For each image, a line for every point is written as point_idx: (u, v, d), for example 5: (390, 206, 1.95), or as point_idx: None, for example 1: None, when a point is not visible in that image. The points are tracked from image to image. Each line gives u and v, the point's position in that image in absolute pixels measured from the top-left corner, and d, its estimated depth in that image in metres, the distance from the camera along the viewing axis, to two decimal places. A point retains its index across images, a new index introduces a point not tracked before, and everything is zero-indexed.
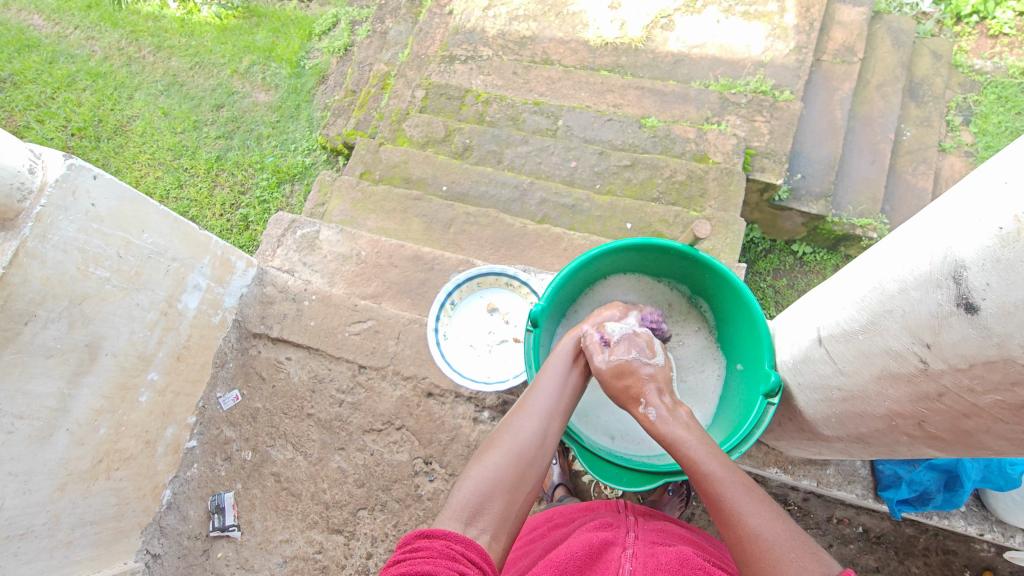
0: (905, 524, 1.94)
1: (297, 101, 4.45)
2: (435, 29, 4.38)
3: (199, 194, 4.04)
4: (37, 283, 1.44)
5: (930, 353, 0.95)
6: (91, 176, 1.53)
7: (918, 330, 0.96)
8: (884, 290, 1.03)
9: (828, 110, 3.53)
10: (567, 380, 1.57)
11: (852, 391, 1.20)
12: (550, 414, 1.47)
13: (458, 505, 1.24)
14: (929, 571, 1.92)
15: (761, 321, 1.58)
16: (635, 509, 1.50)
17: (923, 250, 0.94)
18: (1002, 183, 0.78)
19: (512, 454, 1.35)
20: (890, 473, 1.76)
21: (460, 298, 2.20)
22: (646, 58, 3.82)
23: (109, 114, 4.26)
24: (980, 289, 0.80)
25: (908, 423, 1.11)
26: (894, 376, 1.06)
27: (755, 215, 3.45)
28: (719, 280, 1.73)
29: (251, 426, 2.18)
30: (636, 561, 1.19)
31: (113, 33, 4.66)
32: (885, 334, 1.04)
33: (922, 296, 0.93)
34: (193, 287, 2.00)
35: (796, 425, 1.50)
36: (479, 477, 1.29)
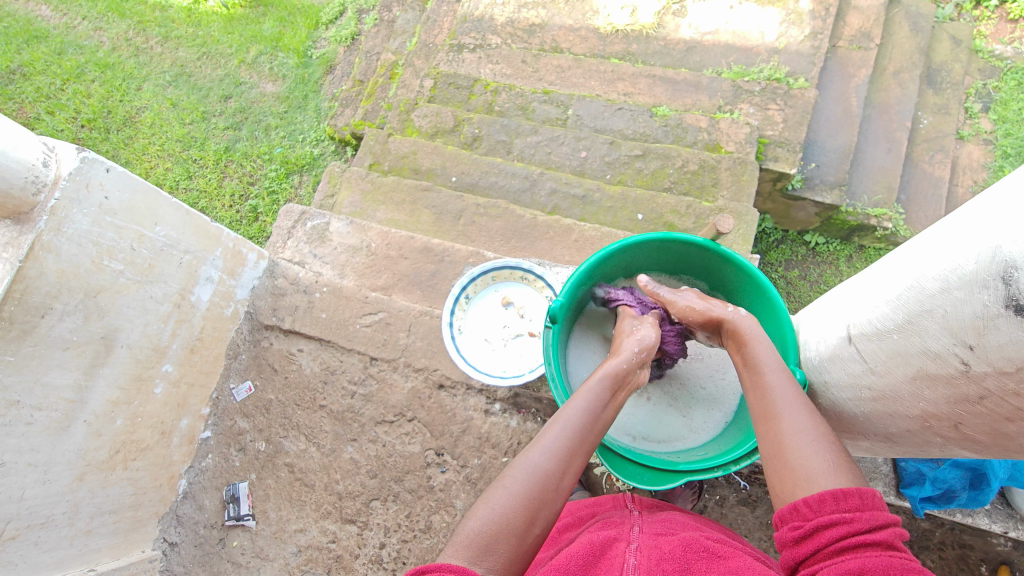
0: (921, 519, 1.91)
1: (305, 91, 4.43)
2: (443, 18, 4.34)
3: (208, 185, 4.05)
4: (52, 276, 1.45)
5: (973, 355, 0.93)
6: (104, 168, 1.53)
7: (961, 332, 0.94)
8: (924, 289, 1.01)
9: (843, 98, 3.47)
10: (599, 413, 1.36)
11: (884, 391, 1.19)
12: (574, 450, 1.28)
13: (462, 541, 1.12)
14: (945, 565, 1.90)
15: (785, 315, 1.55)
16: (642, 502, 1.51)
17: (969, 247, 0.91)
18: None
19: (525, 495, 1.18)
20: (913, 471, 1.75)
21: (475, 292, 2.19)
22: (657, 46, 3.76)
23: (118, 105, 4.27)
24: None
25: (942, 424, 1.10)
26: (932, 377, 1.04)
27: (767, 205, 3.41)
28: (741, 275, 1.71)
29: (264, 418, 2.19)
30: (640, 554, 1.16)
31: (120, 24, 4.65)
32: (924, 334, 1.02)
33: (966, 296, 0.91)
34: (206, 279, 2.00)
35: None
36: (486, 515, 1.15)
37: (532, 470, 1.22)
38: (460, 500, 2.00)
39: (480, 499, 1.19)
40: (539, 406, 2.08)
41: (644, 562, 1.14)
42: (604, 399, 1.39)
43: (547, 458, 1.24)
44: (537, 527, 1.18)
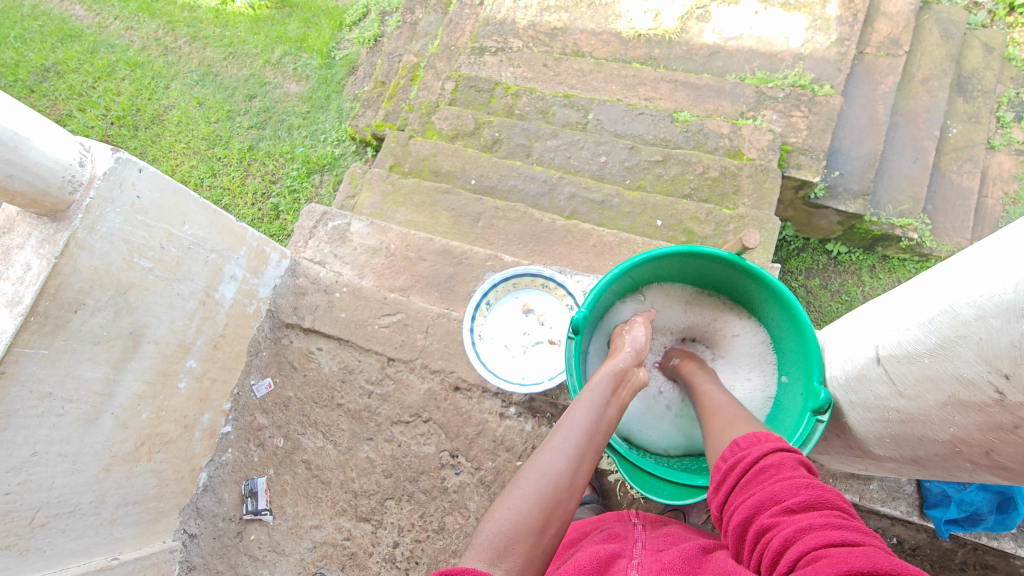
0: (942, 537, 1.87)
1: (328, 91, 4.49)
2: (466, 20, 4.36)
3: (232, 183, 4.12)
4: (86, 272, 1.49)
5: (1009, 384, 0.91)
6: (136, 169, 1.57)
7: (997, 360, 0.92)
8: (958, 314, 0.99)
9: (869, 105, 3.41)
10: (603, 411, 1.38)
11: (912, 414, 1.17)
12: (584, 449, 1.29)
13: (482, 544, 1.11)
14: None
15: (811, 332, 1.54)
16: (646, 517, 1.47)
17: (1006, 274, 0.89)
18: None
19: (540, 494, 1.18)
20: (938, 492, 1.74)
21: (496, 299, 2.20)
22: (680, 50, 3.74)
23: (147, 104, 4.38)
24: None
25: (973, 452, 1.07)
26: (964, 404, 1.02)
27: (788, 213, 3.36)
28: (766, 290, 1.70)
29: (283, 414, 2.23)
30: (642, 567, 1.17)
31: (151, 24, 4.77)
32: (957, 360, 1.01)
33: (1004, 325, 0.89)
34: (230, 277, 2.05)
35: (844, 440, 1.46)
36: (503, 516, 1.14)
37: (545, 469, 1.23)
38: (473, 502, 2.01)
39: (495, 503, 1.19)
40: (555, 411, 2.08)
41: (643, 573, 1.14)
42: (607, 396, 1.42)
43: (558, 457, 1.25)
44: (553, 528, 1.17)
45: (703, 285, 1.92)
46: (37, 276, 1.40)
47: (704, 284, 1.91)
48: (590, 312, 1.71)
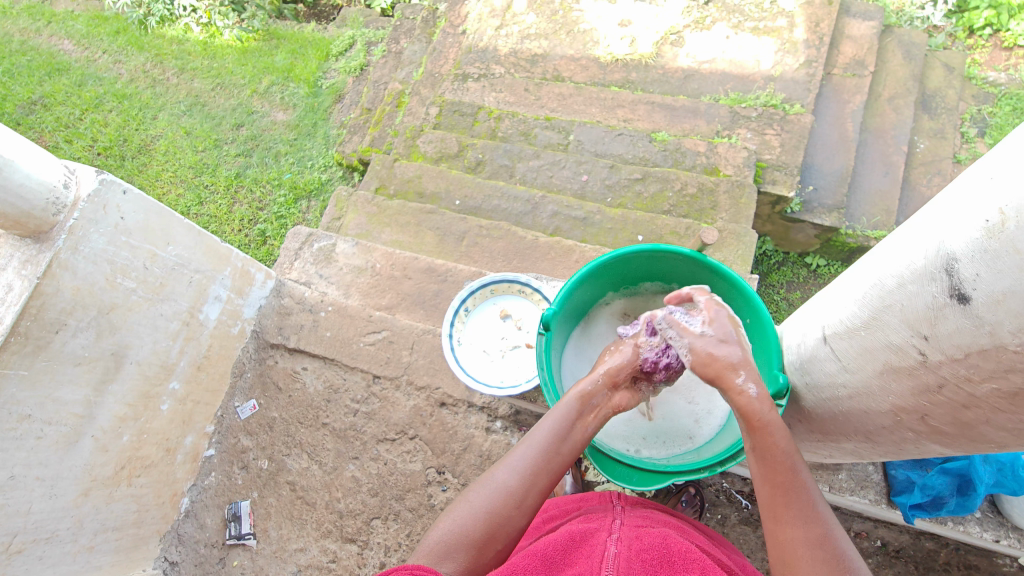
0: (924, 537, 1.89)
1: (315, 119, 4.57)
2: (449, 48, 4.48)
3: (219, 210, 4.15)
4: (69, 292, 1.50)
5: (928, 345, 0.96)
6: (121, 191, 1.59)
7: (916, 323, 0.97)
8: (884, 285, 1.05)
9: (839, 123, 3.54)
10: (568, 432, 1.41)
11: (857, 387, 1.20)
12: (540, 469, 1.34)
13: (425, 550, 1.23)
14: None
15: (769, 325, 1.58)
16: (626, 498, 1.50)
17: (917, 246, 0.96)
18: (990, 179, 0.81)
19: (486, 507, 1.27)
20: (902, 479, 1.72)
21: (474, 305, 2.21)
22: (656, 74, 3.87)
23: (134, 134, 4.42)
24: (971, 280, 0.83)
25: (911, 418, 1.11)
26: (896, 370, 1.06)
27: (766, 227, 3.45)
28: (729, 288, 1.74)
29: (267, 435, 2.21)
30: (620, 543, 1.22)
31: (139, 57, 4.85)
32: (886, 328, 1.05)
33: (919, 289, 0.95)
34: (214, 298, 2.05)
35: (806, 426, 1.49)
36: (448, 527, 1.25)
37: (495, 484, 1.30)
38: None
39: (449, 508, 1.30)
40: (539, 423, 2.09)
41: (623, 550, 1.20)
42: (571, 417, 1.44)
43: (511, 475, 1.31)
44: (500, 542, 1.25)
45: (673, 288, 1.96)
46: (19, 297, 1.41)
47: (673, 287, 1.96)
48: (561, 310, 1.74)
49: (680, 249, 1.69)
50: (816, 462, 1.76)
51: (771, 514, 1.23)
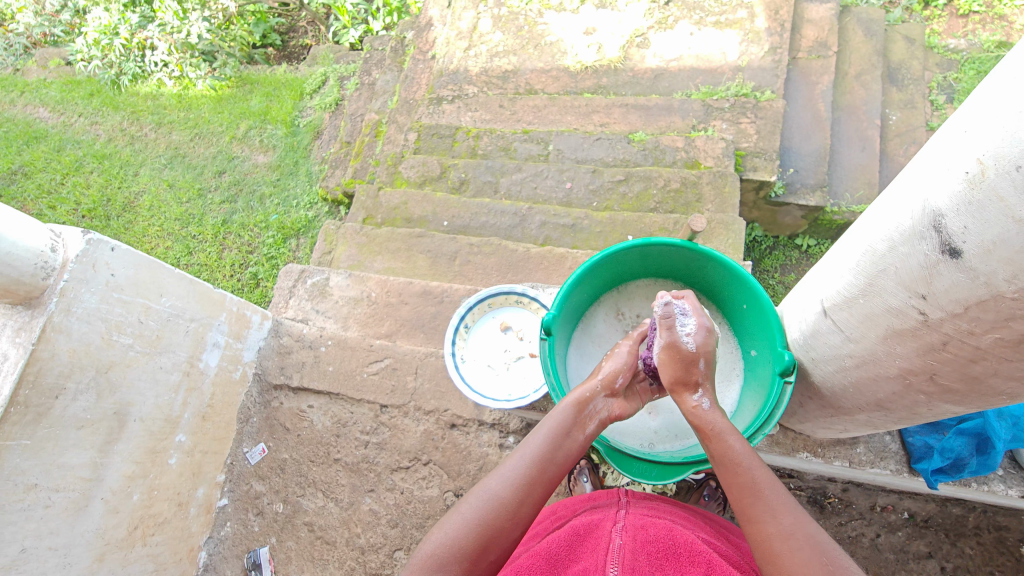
0: (951, 503, 1.88)
1: (295, 158, 4.60)
2: (421, 74, 4.54)
3: (209, 258, 4.15)
4: (65, 355, 1.49)
5: (926, 304, 0.96)
6: (108, 248, 1.59)
7: (912, 284, 0.98)
8: (875, 250, 1.05)
9: (810, 104, 3.60)
10: (562, 441, 1.41)
11: (864, 356, 1.20)
12: (533, 480, 1.33)
13: (418, 562, 1.20)
14: (984, 551, 1.85)
15: (768, 306, 1.58)
16: (635, 493, 1.52)
17: (904, 207, 0.97)
18: (964, 133, 0.84)
19: (479, 517, 1.25)
20: (920, 444, 1.72)
21: (473, 321, 2.20)
22: (626, 76, 3.94)
23: (117, 193, 4.43)
24: (959, 234, 0.84)
25: (920, 380, 1.11)
26: (900, 333, 1.06)
27: (754, 214, 3.48)
28: (724, 273, 1.75)
29: (280, 478, 2.18)
30: (625, 534, 1.29)
31: (115, 116, 4.89)
32: (883, 293, 1.06)
33: (909, 250, 0.96)
34: (213, 344, 2.04)
35: (818, 403, 1.48)
36: (440, 539, 1.23)
37: (488, 493, 1.29)
38: None
39: (441, 520, 1.28)
40: None
41: (628, 544, 1.26)
42: (566, 427, 1.43)
43: (505, 484, 1.30)
44: (494, 553, 1.24)
45: (669, 278, 1.97)
46: (14, 365, 1.39)
47: (669, 277, 1.96)
48: (560, 314, 1.74)
49: (671, 240, 1.70)
50: (832, 439, 1.74)
51: (745, 518, 1.24)
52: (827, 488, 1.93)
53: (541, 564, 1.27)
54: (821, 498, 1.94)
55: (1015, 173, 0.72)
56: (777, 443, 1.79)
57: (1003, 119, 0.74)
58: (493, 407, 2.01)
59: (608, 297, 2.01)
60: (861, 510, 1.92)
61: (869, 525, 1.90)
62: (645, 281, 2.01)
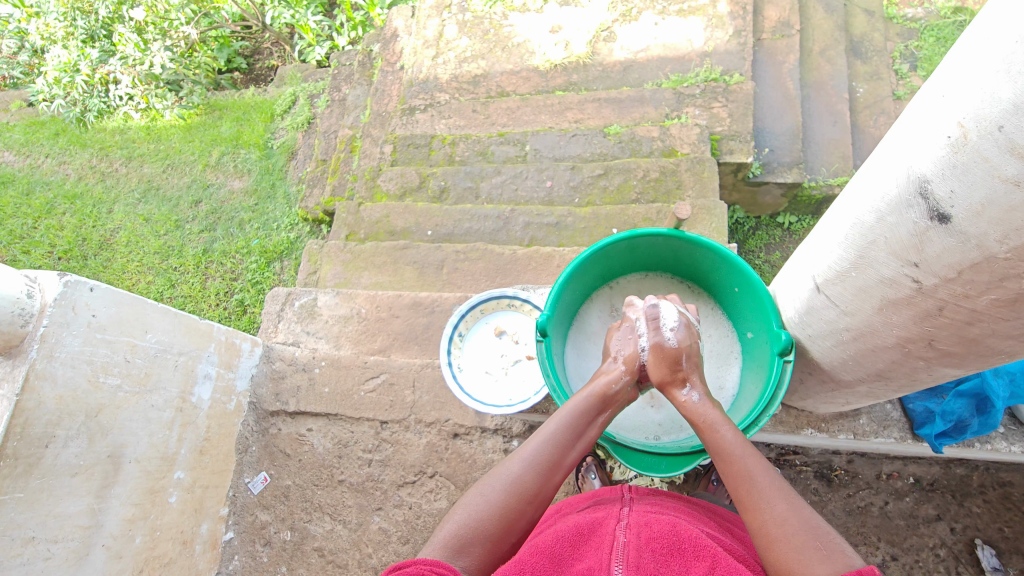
0: (954, 464, 1.90)
1: (272, 180, 4.55)
2: (391, 86, 4.52)
3: (193, 289, 4.08)
4: (52, 402, 1.45)
5: (919, 271, 0.97)
6: (87, 288, 1.55)
7: (903, 252, 0.99)
8: (863, 222, 1.07)
9: (779, 84, 3.64)
10: (585, 430, 1.42)
11: (860, 328, 1.21)
12: (555, 465, 1.33)
13: (439, 543, 1.19)
14: (991, 508, 1.85)
15: (760, 286, 1.59)
16: (638, 489, 1.49)
17: (888, 175, 0.99)
18: (942, 97, 0.86)
19: (503, 496, 1.26)
20: (922, 410, 1.74)
21: (468, 329, 2.19)
22: (596, 71, 3.95)
23: (92, 231, 4.35)
24: (947, 198, 0.85)
25: (919, 346, 1.12)
26: (895, 302, 1.07)
27: (734, 197, 3.51)
28: (713, 257, 1.76)
29: (284, 506, 2.14)
30: (630, 531, 1.23)
31: (83, 154, 4.80)
32: (875, 264, 1.07)
33: (897, 219, 0.97)
34: (204, 377, 2.00)
35: (819, 378, 1.49)
36: (462, 520, 1.23)
37: (511, 473, 1.30)
38: None
39: (462, 500, 1.28)
40: None
41: (633, 540, 1.20)
42: (590, 415, 1.44)
43: (528, 463, 1.31)
44: (515, 536, 1.25)
45: (660, 267, 1.98)
46: None
47: (660, 266, 1.97)
48: (554, 314, 1.74)
49: (657, 229, 1.70)
50: (834, 412, 1.76)
51: (742, 507, 1.23)
52: (833, 461, 1.96)
53: (542, 562, 1.18)
54: (828, 472, 1.96)
55: (998, 133, 0.73)
56: (781, 422, 1.80)
57: (981, 82, 0.76)
58: (495, 414, 2.00)
59: (601, 292, 2.01)
60: (867, 480, 1.93)
61: (877, 494, 1.91)
62: (636, 273, 2.01)
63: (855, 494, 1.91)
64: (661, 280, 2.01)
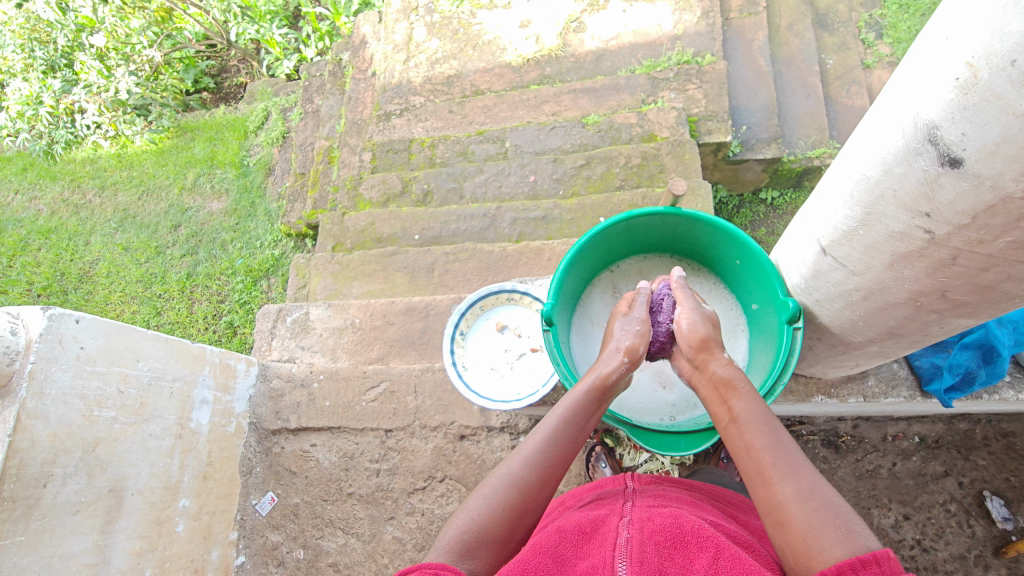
0: (957, 419, 1.93)
1: (251, 199, 4.49)
2: (364, 93, 4.47)
3: (179, 315, 4.01)
4: (46, 441, 1.41)
5: (931, 222, 0.98)
6: (73, 320, 1.51)
7: (914, 204, 0.99)
8: (869, 178, 1.07)
9: (750, 61, 3.67)
10: (585, 421, 1.41)
11: (870, 288, 1.22)
12: (557, 460, 1.32)
13: (444, 548, 1.17)
14: (997, 460, 1.88)
15: (762, 256, 1.60)
16: (642, 478, 1.51)
17: (893, 126, 0.99)
18: (946, 40, 0.85)
19: (505, 497, 1.24)
20: (929, 366, 1.74)
21: (468, 327, 2.16)
22: (569, 63, 3.95)
23: (70, 265, 4.26)
24: (958, 142, 0.85)
25: (932, 299, 1.12)
26: (907, 256, 1.08)
27: (716, 176, 3.53)
28: (711, 231, 1.76)
29: (295, 524, 2.11)
30: (632, 527, 1.20)
31: (54, 187, 4.70)
32: (884, 219, 1.07)
33: (906, 170, 0.97)
34: (201, 401, 1.97)
35: (828, 343, 1.50)
36: (466, 522, 1.21)
37: (512, 472, 1.28)
38: None
39: (465, 503, 1.26)
40: None
41: (636, 534, 1.18)
42: (590, 408, 1.43)
43: (528, 462, 1.29)
44: (520, 533, 1.24)
45: (658, 247, 1.98)
46: None
47: (657, 246, 1.98)
48: (558, 302, 1.73)
49: (653, 208, 1.70)
50: (842, 377, 1.77)
51: (761, 479, 1.19)
52: (839, 428, 1.99)
53: (546, 561, 1.15)
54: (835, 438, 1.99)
55: (1012, 68, 0.73)
56: (790, 392, 1.81)
57: (987, 18, 0.76)
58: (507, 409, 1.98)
59: (601, 277, 2.02)
60: (874, 443, 1.96)
61: (885, 456, 1.94)
62: (634, 254, 2.02)
63: (864, 458, 1.94)
64: (660, 259, 2.02)
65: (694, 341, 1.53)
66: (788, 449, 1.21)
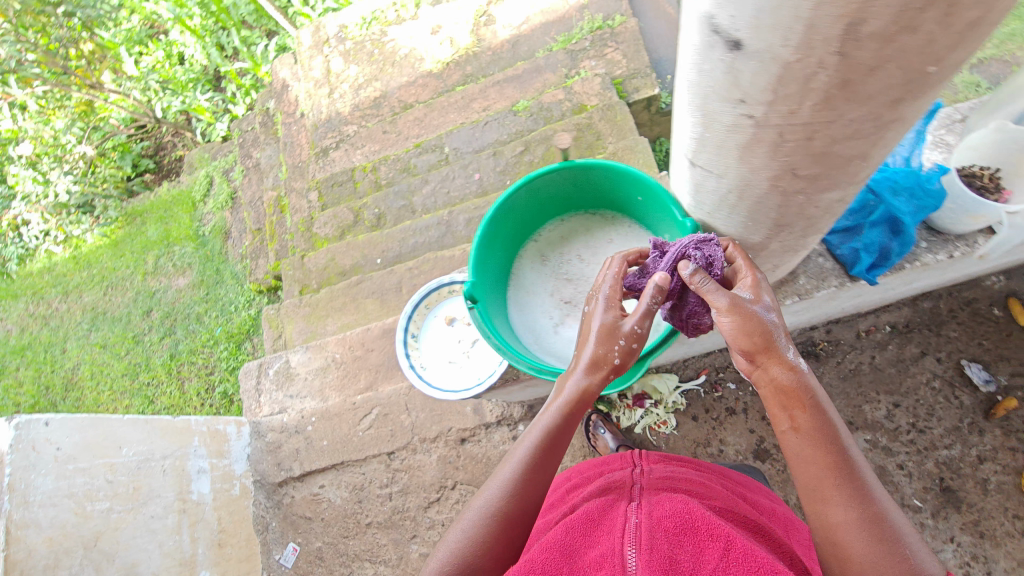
0: (920, 300, 1.98)
1: (215, 266, 4.46)
2: (299, 135, 4.46)
3: (173, 397, 3.99)
4: (43, 547, 1.40)
5: (749, 106, 0.97)
6: (42, 423, 1.51)
7: (729, 94, 0.98)
8: (690, 79, 1.05)
9: (659, 12, 3.71)
10: (560, 437, 1.34)
11: None
12: (535, 481, 1.28)
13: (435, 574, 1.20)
14: (967, 329, 1.92)
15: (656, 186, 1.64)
16: (649, 457, 1.58)
17: (687, 20, 0.96)
18: None
19: (486, 524, 1.22)
20: (848, 252, 1.74)
21: (418, 328, 2.17)
22: (488, 57, 3.97)
23: (54, 376, 4.22)
24: (730, 24, 0.83)
25: (847, 188, 1.16)
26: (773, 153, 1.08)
27: (654, 130, 3.57)
28: (607, 175, 1.78)
29: (323, 568, 2.11)
30: (641, 513, 1.21)
31: (17, 305, 4.63)
32: (718, 116, 1.06)
33: (709, 63, 0.95)
34: (198, 472, 1.96)
35: (775, 257, 1.53)
36: (452, 552, 1.21)
37: (490, 499, 1.26)
38: None
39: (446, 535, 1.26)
40: None
41: (647, 520, 1.18)
42: (562, 425, 1.35)
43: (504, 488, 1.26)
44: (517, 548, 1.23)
45: (569, 203, 2.01)
46: None
47: (569, 203, 2.01)
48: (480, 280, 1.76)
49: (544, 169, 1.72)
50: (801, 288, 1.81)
51: (816, 496, 1.09)
52: (813, 338, 2.04)
53: (554, 557, 1.14)
54: (812, 349, 2.04)
55: None
56: None
57: None
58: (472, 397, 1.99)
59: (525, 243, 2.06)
60: (850, 343, 2.01)
61: (862, 353, 1.98)
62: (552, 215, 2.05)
63: (844, 359, 1.98)
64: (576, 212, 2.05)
65: (756, 340, 1.19)
66: (859, 482, 1.07)
